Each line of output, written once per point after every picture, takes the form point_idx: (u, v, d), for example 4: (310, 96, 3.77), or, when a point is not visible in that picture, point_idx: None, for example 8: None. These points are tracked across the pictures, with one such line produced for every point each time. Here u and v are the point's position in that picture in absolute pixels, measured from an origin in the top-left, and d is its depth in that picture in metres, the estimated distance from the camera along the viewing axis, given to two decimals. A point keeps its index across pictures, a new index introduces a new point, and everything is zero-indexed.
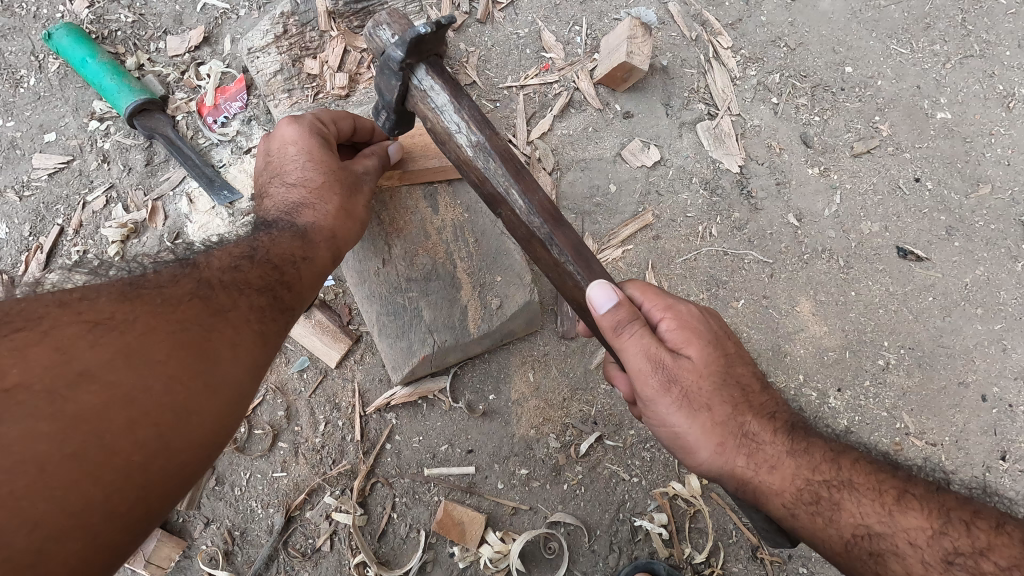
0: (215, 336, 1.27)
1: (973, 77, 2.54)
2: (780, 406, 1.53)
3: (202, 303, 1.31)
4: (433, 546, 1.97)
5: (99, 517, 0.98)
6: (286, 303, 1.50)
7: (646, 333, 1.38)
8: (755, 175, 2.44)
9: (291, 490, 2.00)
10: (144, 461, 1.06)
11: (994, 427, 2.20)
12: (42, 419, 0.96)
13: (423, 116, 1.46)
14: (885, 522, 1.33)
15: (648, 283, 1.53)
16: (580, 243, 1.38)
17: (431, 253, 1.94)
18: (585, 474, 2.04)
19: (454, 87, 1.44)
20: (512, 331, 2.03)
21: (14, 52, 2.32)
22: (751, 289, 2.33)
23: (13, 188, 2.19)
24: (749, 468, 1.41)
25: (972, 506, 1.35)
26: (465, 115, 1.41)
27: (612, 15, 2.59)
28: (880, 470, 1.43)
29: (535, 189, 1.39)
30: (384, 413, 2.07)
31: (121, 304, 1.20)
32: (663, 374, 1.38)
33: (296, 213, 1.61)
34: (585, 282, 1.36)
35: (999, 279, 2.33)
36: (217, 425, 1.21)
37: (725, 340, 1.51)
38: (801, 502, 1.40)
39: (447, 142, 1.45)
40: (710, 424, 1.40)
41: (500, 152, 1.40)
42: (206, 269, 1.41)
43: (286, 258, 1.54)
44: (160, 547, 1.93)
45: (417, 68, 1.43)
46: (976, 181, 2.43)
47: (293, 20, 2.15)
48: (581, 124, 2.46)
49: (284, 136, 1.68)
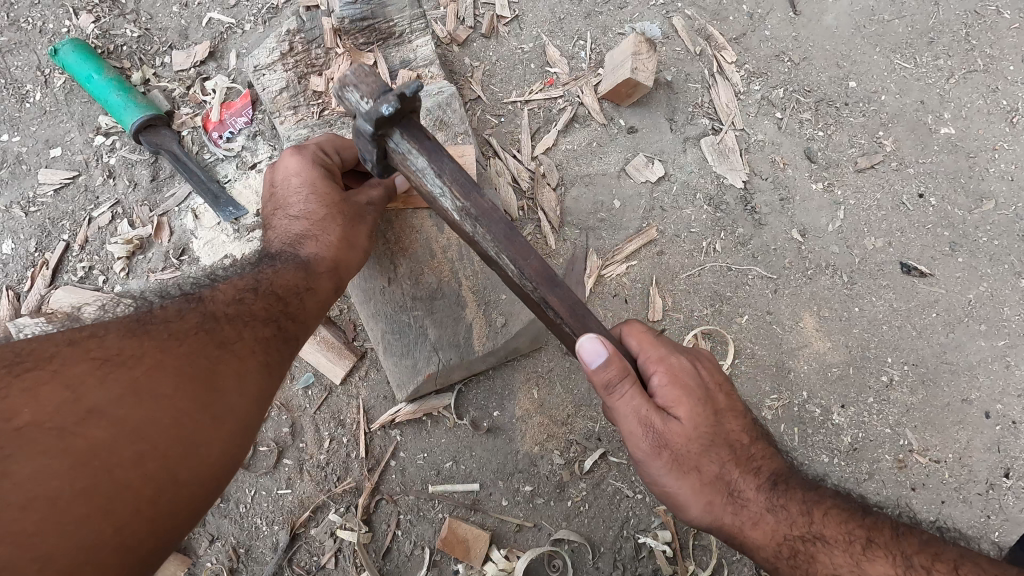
0: (222, 367, 1.28)
1: (977, 92, 2.55)
2: (765, 458, 1.55)
3: (208, 335, 1.32)
4: (437, 563, 1.97)
5: (110, 552, 1.00)
6: (291, 332, 1.51)
7: (638, 394, 1.40)
8: (759, 191, 2.44)
9: (296, 506, 2.01)
10: (154, 494, 1.08)
11: (997, 444, 2.20)
12: (52, 457, 0.99)
13: (408, 177, 1.37)
14: (856, 572, 1.38)
15: (645, 333, 1.51)
16: (577, 304, 1.33)
17: (437, 272, 1.94)
18: (589, 491, 2.04)
19: (431, 147, 1.34)
20: (517, 348, 2.04)
21: (20, 67, 2.32)
22: (754, 305, 2.34)
23: (20, 204, 2.20)
24: (736, 524, 1.47)
25: (933, 550, 1.41)
26: (447, 178, 1.31)
27: (617, 30, 2.59)
28: (849, 519, 1.47)
29: (527, 254, 1.30)
30: (389, 430, 2.07)
31: (129, 339, 1.22)
32: (654, 434, 1.41)
33: (299, 244, 1.61)
34: (575, 334, 1.34)
35: (1002, 295, 2.34)
36: (226, 457, 1.22)
37: (716, 393, 1.52)
38: (779, 556, 1.46)
39: (434, 204, 1.36)
40: (698, 486, 1.45)
41: (486, 215, 1.31)
42: (211, 303, 1.42)
43: (290, 289, 1.54)
44: (165, 564, 1.94)
45: (392, 133, 1.33)
46: (979, 197, 2.44)
47: (298, 37, 2.17)
48: (585, 139, 2.47)
49: (287, 167, 1.66)
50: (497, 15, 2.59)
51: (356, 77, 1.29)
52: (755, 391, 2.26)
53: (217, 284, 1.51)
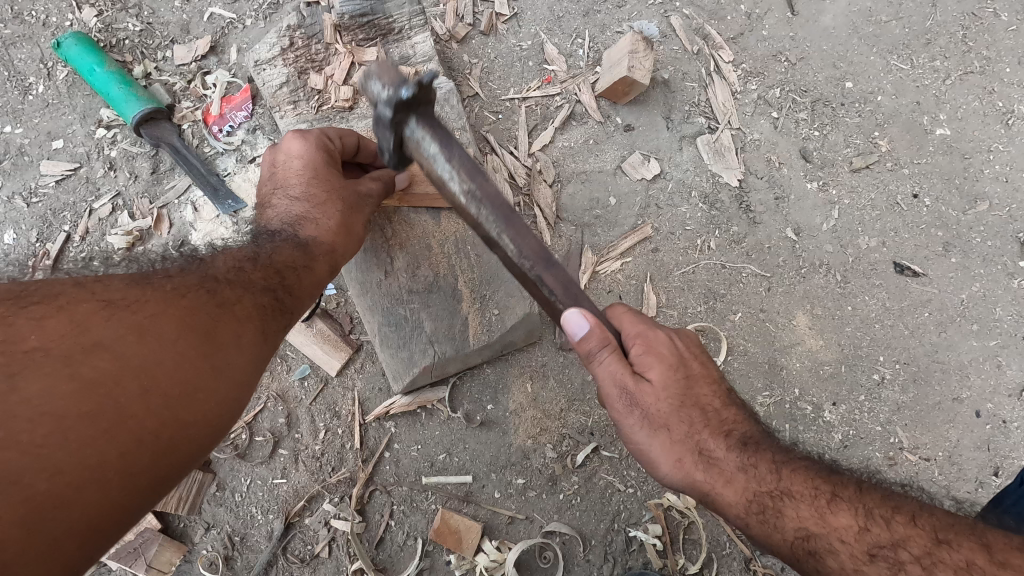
0: (222, 324, 1.30)
1: (973, 93, 2.56)
2: (736, 422, 1.50)
3: (209, 295, 1.34)
4: (430, 554, 1.99)
5: (115, 473, 1.01)
6: (287, 305, 1.51)
7: (613, 358, 1.41)
8: (754, 189, 2.46)
9: (291, 496, 2.03)
10: (156, 427, 1.09)
11: (987, 442, 2.22)
12: (59, 378, 1.01)
13: (420, 163, 1.40)
14: (819, 523, 1.31)
15: (626, 308, 1.54)
16: (570, 282, 1.36)
17: (434, 266, 1.95)
18: (581, 484, 2.06)
19: (443, 135, 1.37)
20: (512, 342, 2.06)
21: (23, 59, 2.35)
22: (748, 302, 2.35)
23: (22, 195, 2.22)
24: (709, 482, 1.40)
25: (893, 501, 1.33)
26: (456, 164, 1.34)
27: (615, 28, 2.61)
28: (814, 474, 1.40)
29: (525, 233, 1.32)
30: (383, 422, 2.10)
31: (132, 288, 1.26)
32: (625, 396, 1.42)
33: (298, 225, 1.61)
34: (562, 307, 1.35)
35: (995, 295, 2.35)
36: (225, 407, 1.22)
37: (689, 362, 1.52)
38: (749, 512, 1.38)
39: (439, 188, 1.39)
40: (669, 443, 1.41)
41: (491, 198, 1.33)
42: (211, 266, 1.46)
43: (288, 264, 1.55)
44: (161, 551, 1.94)
45: (408, 119, 1.37)
46: (974, 198, 2.45)
47: (298, 33, 2.19)
48: (581, 136, 2.48)
49: (290, 149, 1.68)
50: (496, 13, 2.61)
51: (379, 68, 1.37)
52: (747, 387, 2.28)
53: (218, 251, 1.53)
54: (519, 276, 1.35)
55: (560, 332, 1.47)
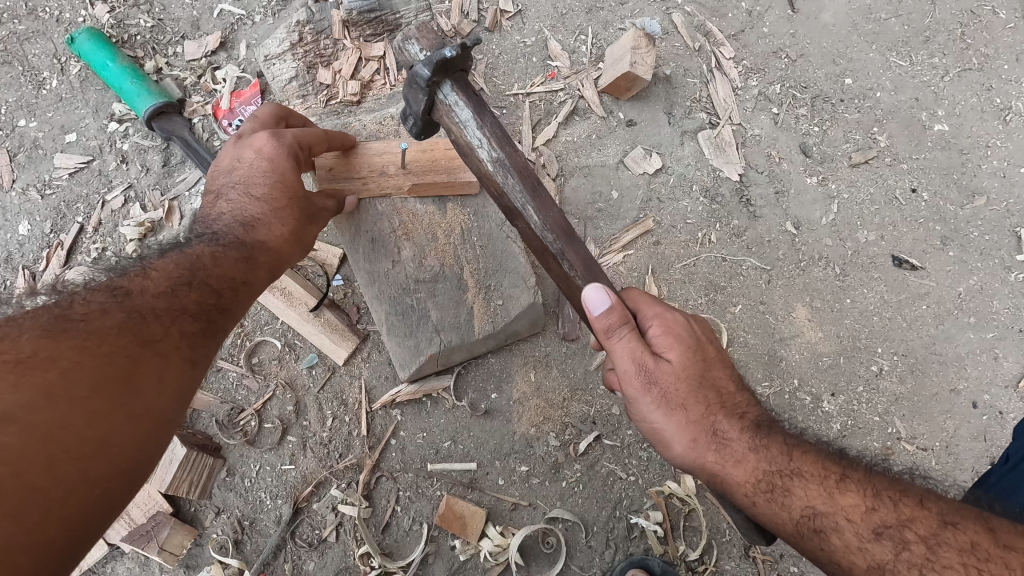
0: (142, 367, 1.23)
1: (971, 90, 2.59)
2: (750, 406, 1.52)
3: (133, 334, 1.25)
4: (435, 539, 2.03)
5: (25, 553, 0.96)
6: (220, 327, 1.45)
7: (633, 337, 1.44)
8: (755, 184, 2.49)
9: (299, 482, 2.07)
10: (67, 495, 1.04)
11: (984, 433, 2.25)
12: None
13: (449, 128, 1.47)
14: (827, 502, 1.31)
15: (645, 292, 1.58)
16: (590, 260, 1.45)
17: (439, 256, 2.00)
18: (584, 471, 2.10)
19: (477, 101, 1.44)
20: (517, 331, 2.10)
21: (37, 54, 2.40)
22: (748, 295, 2.39)
23: (36, 186, 2.27)
24: (718, 462, 1.42)
25: (902, 484, 1.32)
26: (488, 132, 1.42)
27: (618, 25, 2.65)
28: (825, 458, 1.40)
29: (549, 206, 1.43)
30: (390, 410, 2.14)
31: (43, 339, 1.14)
32: (645, 374, 1.44)
33: (248, 228, 1.56)
34: (582, 284, 1.44)
35: (992, 288, 2.39)
36: (141, 457, 1.17)
37: (707, 347, 1.54)
38: (756, 490, 1.38)
39: (469, 155, 1.46)
40: (685, 422, 1.44)
41: (517, 168, 1.43)
42: (139, 296, 1.33)
43: (225, 282, 1.48)
44: (173, 534, 1.97)
45: (443, 83, 1.43)
46: (972, 192, 2.48)
47: (307, 28, 2.23)
48: (584, 131, 2.52)
49: (259, 147, 1.62)
50: (501, 10, 2.66)
51: (418, 33, 1.46)
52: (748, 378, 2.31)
53: (150, 262, 1.43)
54: (543, 249, 1.44)
55: (579, 313, 1.52)
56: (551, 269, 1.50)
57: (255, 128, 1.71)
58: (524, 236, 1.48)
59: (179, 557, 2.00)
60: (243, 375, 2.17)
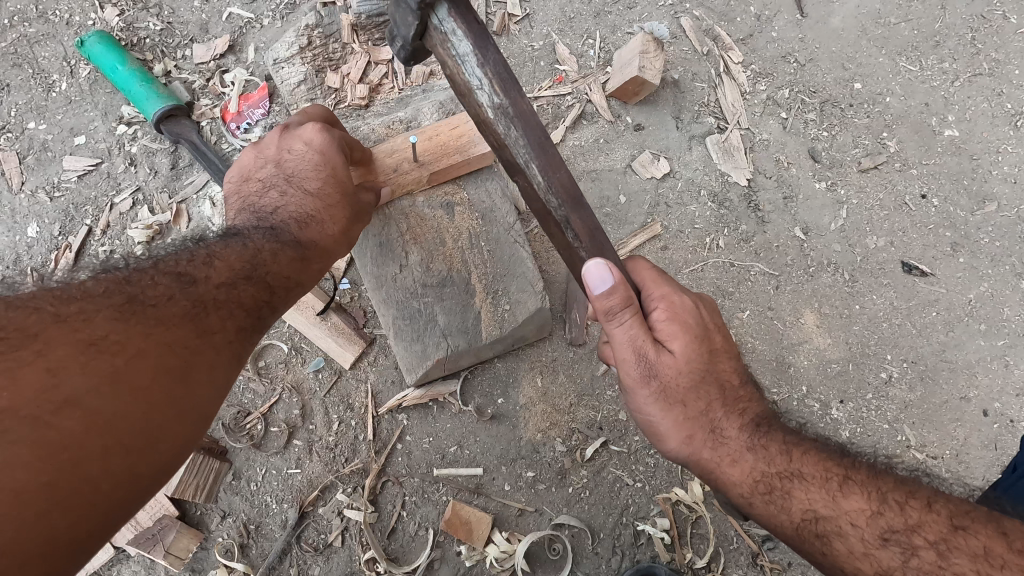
0: (199, 359, 1.26)
1: (982, 95, 2.58)
2: (751, 401, 1.49)
3: (193, 324, 1.29)
4: (441, 545, 2.02)
5: (66, 544, 0.97)
6: (265, 324, 1.50)
7: (635, 323, 1.38)
8: (763, 189, 2.48)
9: (304, 486, 2.07)
10: (112, 488, 1.05)
11: (995, 441, 2.22)
12: (24, 445, 0.96)
13: (445, 62, 1.32)
14: (830, 505, 1.30)
15: (654, 269, 1.50)
16: (596, 229, 1.35)
17: (447, 260, 1.99)
18: (590, 477, 2.09)
19: (478, 31, 1.27)
20: (524, 336, 2.09)
21: (47, 57, 2.41)
22: (756, 300, 2.38)
23: (45, 189, 2.28)
24: (714, 459, 1.41)
25: (908, 487, 1.31)
26: (489, 72, 1.26)
27: (626, 29, 2.65)
28: (827, 459, 1.38)
29: (558, 167, 1.30)
30: (396, 414, 2.13)
31: (116, 322, 1.18)
32: (644, 365, 1.40)
33: (303, 223, 1.63)
34: (586, 256, 1.35)
35: (1003, 295, 2.37)
36: (184, 451, 1.20)
37: (714, 334, 1.49)
38: (756, 492, 1.37)
39: (466, 95, 1.32)
40: (680, 419, 1.43)
41: (522, 118, 1.28)
42: (203, 285, 1.38)
43: (281, 279, 1.54)
44: (179, 538, 1.97)
45: (438, 6, 1.26)
46: (982, 199, 2.47)
47: (316, 32, 2.23)
48: (592, 135, 2.52)
49: (310, 140, 1.68)
50: (509, 13, 2.65)
51: None
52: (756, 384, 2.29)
53: (213, 250, 1.48)
54: (546, 212, 1.35)
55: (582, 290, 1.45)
56: (553, 233, 1.43)
57: (303, 121, 1.79)
58: (525, 193, 1.40)
59: (185, 561, 1.99)
60: (249, 378, 2.16)
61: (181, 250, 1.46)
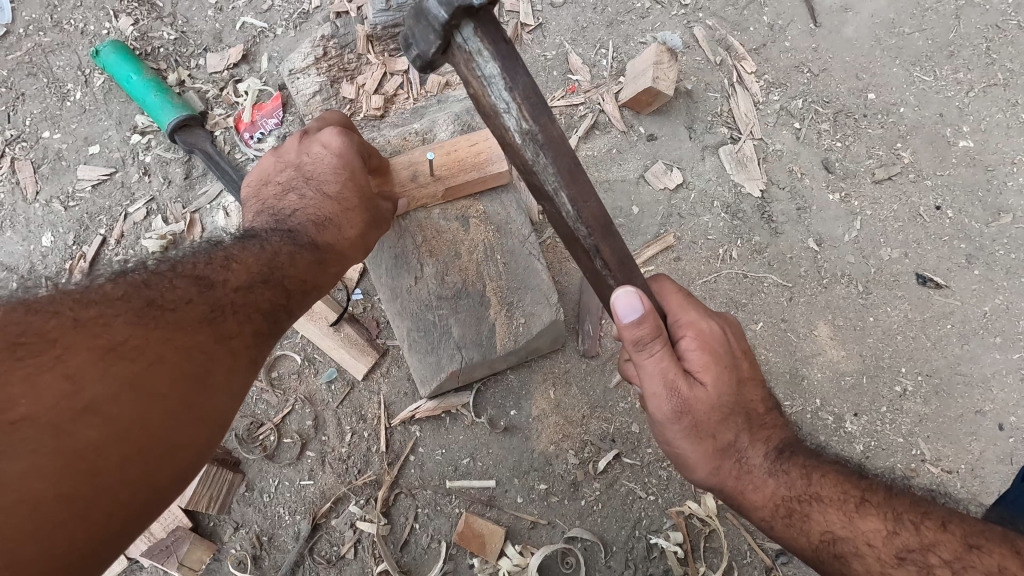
0: (216, 365, 1.26)
1: (996, 105, 2.56)
2: (775, 427, 1.47)
3: (210, 329, 1.29)
4: (454, 557, 2.02)
5: (82, 556, 0.97)
6: (281, 328, 1.51)
7: (665, 355, 1.35)
8: (777, 200, 2.47)
9: (317, 498, 2.07)
10: (129, 498, 1.05)
11: (1011, 456, 2.21)
12: (43, 456, 0.96)
13: (468, 82, 1.17)
14: (847, 526, 1.29)
15: (680, 297, 1.47)
16: (626, 257, 1.31)
17: (462, 272, 1.99)
18: (603, 490, 2.08)
19: (507, 51, 1.12)
20: (537, 348, 2.09)
21: (61, 66, 2.42)
22: (769, 312, 2.36)
23: (59, 198, 2.28)
24: (739, 488, 1.40)
25: (923, 507, 1.30)
26: (518, 95, 1.13)
27: (638, 39, 2.64)
28: (844, 480, 1.37)
29: (588, 195, 1.21)
30: (408, 426, 2.13)
31: (136, 327, 1.17)
32: (678, 399, 1.36)
33: (320, 227, 1.62)
34: (617, 283, 1.33)
35: (1018, 308, 2.35)
36: (199, 457, 1.20)
37: (741, 361, 1.46)
38: (777, 516, 1.37)
39: (490, 118, 1.19)
40: (712, 450, 1.39)
41: (553, 145, 1.17)
42: (220, 290, 1.38)
43: (297, 284, 1.55)
44: (193, 549, 1.98)
45: (465, 25, 1.11)
46: (997, 210, 2.45)
47: (331, 42, 2.23)
48: (604, 146, 2.51)
49: (330, 144, 1.67)
50: (521, 23, 2.65)
51: None
52: None
53: (231, 252, 1.47)
54: (572, 236, 1.29)
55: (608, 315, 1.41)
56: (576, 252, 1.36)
57: (321, 126, 1.79)
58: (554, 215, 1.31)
59: (198, 572, 2.00)
60: (262, 389, 2.16)
61: (197, 256, 1.45)
